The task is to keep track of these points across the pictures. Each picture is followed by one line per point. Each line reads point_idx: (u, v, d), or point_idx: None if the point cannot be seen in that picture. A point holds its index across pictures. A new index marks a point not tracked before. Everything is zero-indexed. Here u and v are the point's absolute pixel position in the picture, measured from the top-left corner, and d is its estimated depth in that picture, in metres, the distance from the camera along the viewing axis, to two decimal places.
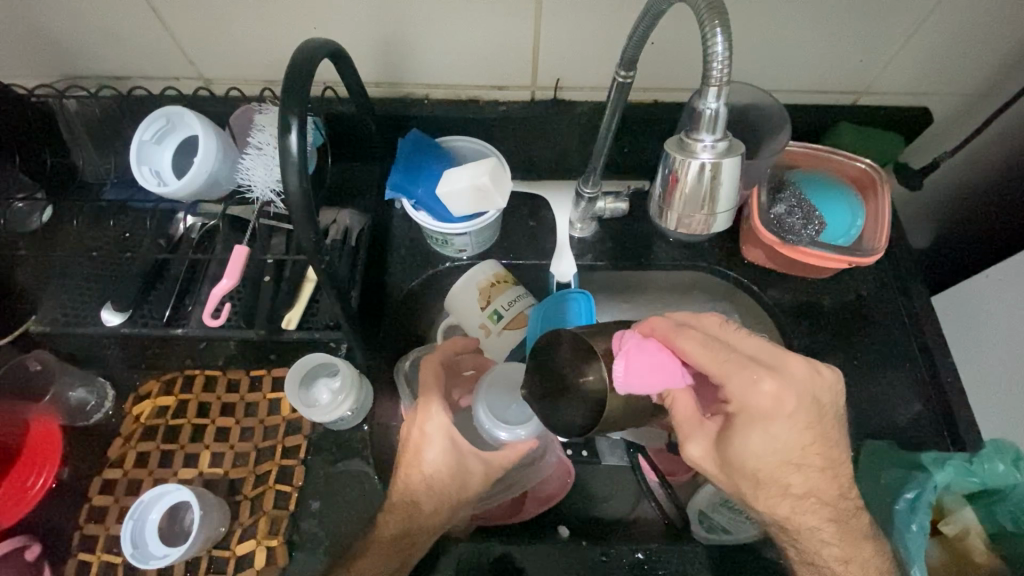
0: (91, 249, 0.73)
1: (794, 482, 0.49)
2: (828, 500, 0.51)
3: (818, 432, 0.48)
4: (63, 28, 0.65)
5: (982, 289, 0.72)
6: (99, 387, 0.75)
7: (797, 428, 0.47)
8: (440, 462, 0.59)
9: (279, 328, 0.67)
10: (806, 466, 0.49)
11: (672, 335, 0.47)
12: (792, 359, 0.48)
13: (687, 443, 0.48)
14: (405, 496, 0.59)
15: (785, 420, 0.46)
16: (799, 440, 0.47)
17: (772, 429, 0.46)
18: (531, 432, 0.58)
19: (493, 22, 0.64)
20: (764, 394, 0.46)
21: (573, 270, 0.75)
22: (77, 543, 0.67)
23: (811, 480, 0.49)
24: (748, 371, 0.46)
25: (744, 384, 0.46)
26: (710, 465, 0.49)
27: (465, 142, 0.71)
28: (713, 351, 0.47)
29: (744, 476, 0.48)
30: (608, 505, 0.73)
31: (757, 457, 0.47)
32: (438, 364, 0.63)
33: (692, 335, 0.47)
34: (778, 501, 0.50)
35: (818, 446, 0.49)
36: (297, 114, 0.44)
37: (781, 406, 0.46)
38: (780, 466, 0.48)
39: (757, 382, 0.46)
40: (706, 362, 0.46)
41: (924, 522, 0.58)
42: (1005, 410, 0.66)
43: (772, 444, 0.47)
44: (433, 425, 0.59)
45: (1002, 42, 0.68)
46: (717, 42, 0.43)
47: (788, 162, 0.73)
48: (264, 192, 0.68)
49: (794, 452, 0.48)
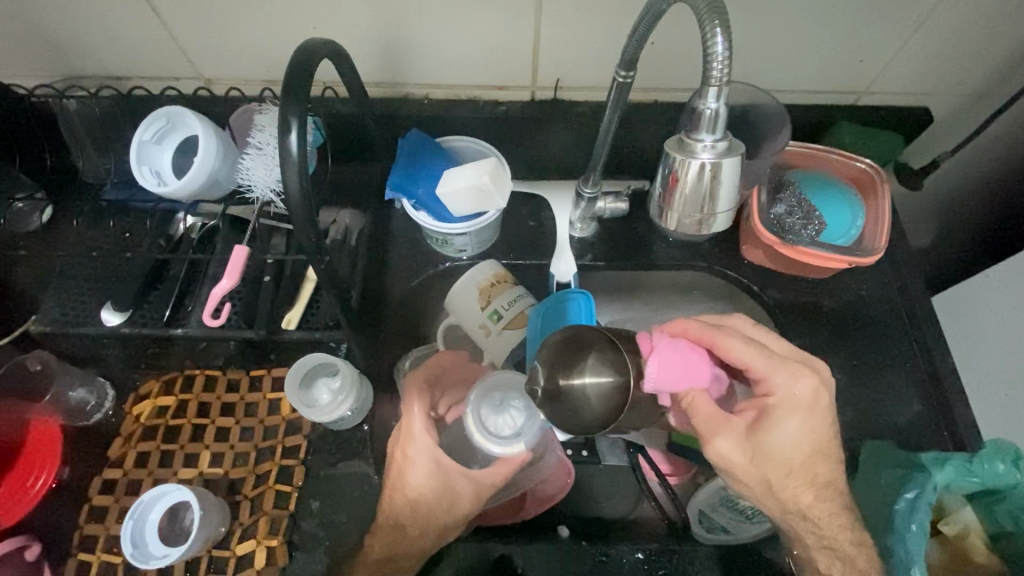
0: (91, 249, 0.72)
1: (819, 472, 0.55)
2: (837, 497, 0.56)
3: (835, 433, 0.56)
4: (62, 28, 0.65)
5: (982, 289, 0.73)
6: (99, 387, 0.75)
7: (823, 422, 0.55)
8: (424, 484, 0.60)
9: (279, 327, 0.67)
10: (823, 462, 0.55)
11: (716, 338, 0.53)
12: (814, 361, 0.57)
13: (717, 439, 0.51)
14: (390, 518, 0.61)
15: (818, 413, 0.54)
16: (825, 431, 0.55)
17: (805, 420, 0.53)
18: (525, 445, 0.59)
19: (495, 21, 0.64)
20: (805, 388, 0.53)
21: (573, 270, 0.75)
22: (77, 544, 0.68)
23: (831, 469, 0.56)
24: (790, 369, 0.54)
25: (789, 379, 0.53)
26: (739, 459, 0.52)
27: (465, 142, 0.71)
28: (756, 350, 0.54)
29: (770, 466, 0.53)
30: (607, 504, 0.72)
31: (791, 446, 0.53)
32: (422, 382, 0.63)
33: (731, 338, 0.53)
34: (801, 489, 0.55)
35: (832, 444, 0.56)
36: (297, 114, 0.44)
37: (814, 403, 0.54)
38: (803, 458, 0.54)
39: (796, 380, 0.53)
40: (749, 360, 0.53)
41: (924, 522, 0.57)
42: (1007, 409, 0.66)
43: (802, 437, 0.53)
44: (415, 448, 0.60)
45: (1002, 43, 0.68)
46: (717, 42, 0.42)
47: (788, 161, 0.73)
48: (264, 192, 0.68)
49: (819, 443, 0.55)
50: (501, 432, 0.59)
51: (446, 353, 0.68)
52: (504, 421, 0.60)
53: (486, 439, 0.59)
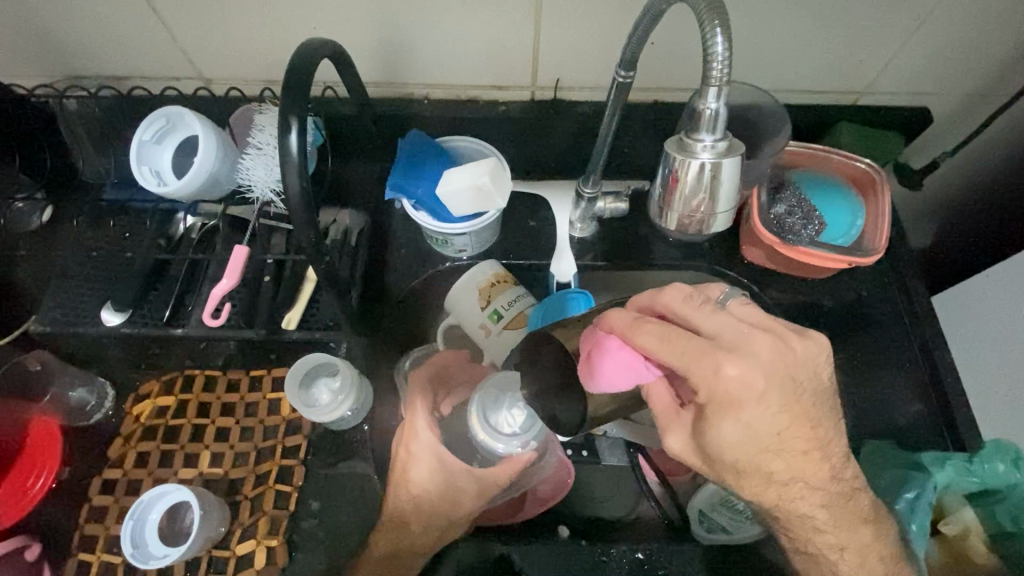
0: (90, 249, 0.72)
1: (777, 470, 0.45)
2: (817, 484, 0.47)
3: (797, 414, 0.44)
4: (62, 28, 0.65)
5: (982, 289, 0.72)
6: (99, 387, 0.75)
7: (770, 410, 0.43)
8: (427, 480, 0.61)
9: (279, 327, 0.67)
10: (787, 451, 0.45)
11: (629, 331, 0.44)
12: (758, 337, 0.43)
13: (668, 436, 0.45)
14: (395, 515, 0.61)
15: (756, 404, 0.42)
16: (775, 424, 0.43)
17: (744, 417, 0.42)
18: (531, 444, 0.61)
19: (495, 21, 0.64)
20: (729, 379, 0.42)
21: (573, 271, 0.74)
22: (77, 544, 0.67)
23: (794, 463, 0.46)
24: (708, 358, 0.42)
25: (705, 373, 0.42)
26: (693, 457, 0.46)
27: (465, 142, 0.71)
28: (671, 341, 0.43)
29: (725, 466, 0.45)
30: (607, 504, 0.71)
31: (734, 448, 0.43)
32: (424, 380, 0.66)
33: (649, 328, 0.43)
34: (763, 489, 0.47)
35: (796, 429, 0.44)
36: (297, 114, 0.44)
37: (748, 390, 0.42)
38: (757, 454, 0.44)
39: (718, 369, 0.42)
40: (666, 354, 0.43)
41: (924, 522, 0.58)
42: (1007, 410, 0.67)
43: (746, 433, 0.43)
44: (418, 444, 0.61)
45: (1003, 43, 0.68)
46: (717, 42, 0.42)
47: (788, 161, 0.73)
48: (264, 192, 0.68)
49: (771, 438, 0.44)
50: (507, 430, 0.60)
51: (449, 352, 0.68)
52: (510, 420, 0.61)
53: (491, 436, 0.60)
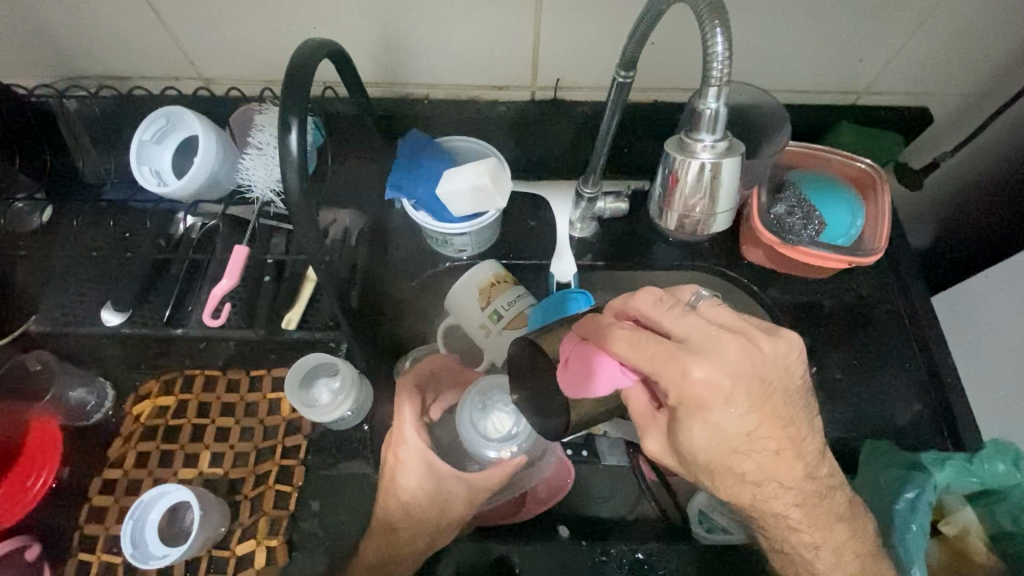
0: (91, 249, 0.72)
1: (749, 470, 0.45)
2: (791, 484, 0.47)
3: (766, 414, 0.44)
4: (62, 27, 0.65)
5: (982, 289, 0.72)
6: (98, 387, 0.75)
7: (738, 411, 0.42)
8: (416, 487, 0.61)
9: (279, 328, 0.67)
10: (757, 452, 0.45)
11: (603, 338, 0.44)
12: (725, 339, 0.43)
13: (645, 438, 0.46)
14: (385, 522, 0.62)
15: (724, 406, 0.42)
16: (745, 424, 0.43)
17: (713, 418, 0.42)
18: (521, 448, 0.61)
19: (494, 21, 0.64)
20: (697, 382, 0.41)
21: (573, 271, 0.73)
22: (77, 543, 0.68)
23: (763, 463, 0.45)
24: (675, 361, 0.41)
25: (674, 377, 0.41)
26: (670, 458, 0.46)
27: (465, 142, 0.71)
28: (640, 345, 0.42)
29: (699, 466, 0.45)
30: (607, 504, 0.71)
31: (705, 450, 0.43)
32: (412, 385, 0.65)
33: (622, 334, 0.43)
34: (737, 489, 0.46)
35: (765, 429, 0.44)
36: (297, 114, 0.44)
37: (716, 392, 0.42)
38: (729, 454, 0.44)
39: (685, 373, 0.41)
40: (637, 360, 0.42)
41: (924, 522, 0.57)
42: (1005, 410, 0.67)
43: (716, 435, 0.43)
44: (406, 451, 0.61)
45: (1003, 44, 0.68)
46: (717, 42, 0.42)
47: (787, 162, 0.73)
48: (264, 192, 0.68)
49: (742, 440, 0.44)
50: (497, 434, 0.61)
51: (437, 355, 0.68)
52: (499, 423, 0.61)
53: (480, 440, 0.60)
